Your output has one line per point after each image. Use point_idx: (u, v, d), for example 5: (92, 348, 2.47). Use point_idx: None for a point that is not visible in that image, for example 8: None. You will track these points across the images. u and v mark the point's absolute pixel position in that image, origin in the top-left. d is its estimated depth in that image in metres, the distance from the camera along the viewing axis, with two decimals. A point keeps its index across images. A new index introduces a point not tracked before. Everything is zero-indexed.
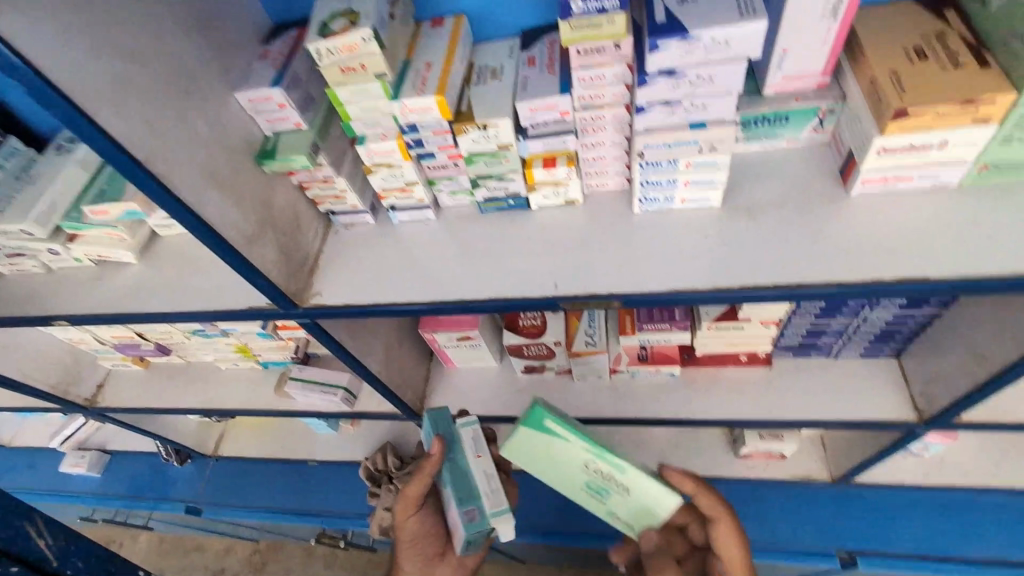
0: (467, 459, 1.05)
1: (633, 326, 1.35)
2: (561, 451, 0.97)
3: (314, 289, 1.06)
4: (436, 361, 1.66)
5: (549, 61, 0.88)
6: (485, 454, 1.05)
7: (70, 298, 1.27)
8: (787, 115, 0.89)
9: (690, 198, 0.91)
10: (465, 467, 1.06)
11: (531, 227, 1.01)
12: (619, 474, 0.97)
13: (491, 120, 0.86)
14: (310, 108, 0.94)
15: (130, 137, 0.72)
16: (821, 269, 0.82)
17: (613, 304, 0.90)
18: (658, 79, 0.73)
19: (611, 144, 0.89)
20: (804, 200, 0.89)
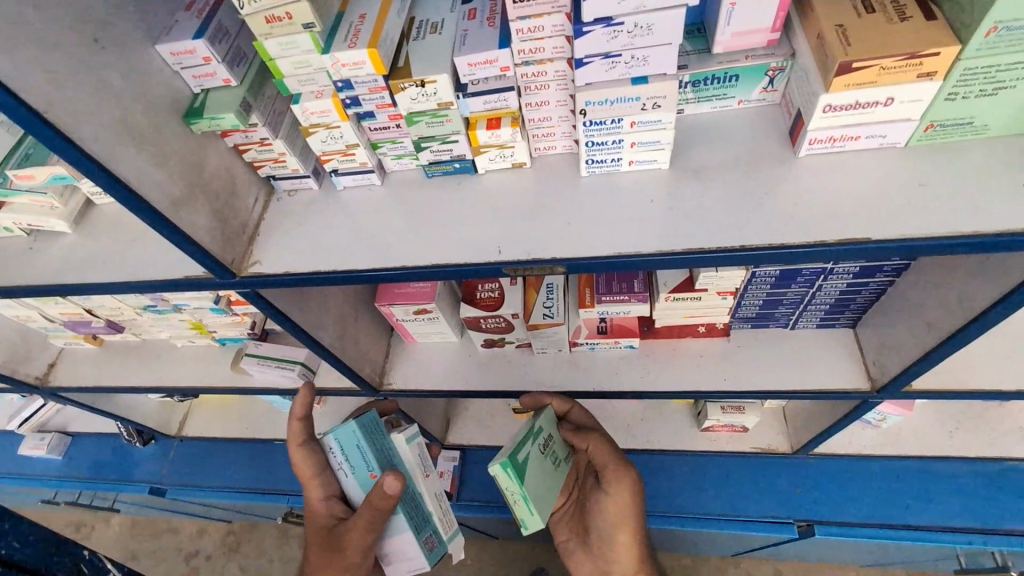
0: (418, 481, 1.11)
1: (592, 299, 1.34)
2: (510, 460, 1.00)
3: (254, 257, 1.01)
4: (396, 336, 1.63)
5: (490, 14, 0.83)
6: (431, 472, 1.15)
7: (1, 270, 1.21)
8: (736, 74, 0.86)
9: (638, 160, 0.88)
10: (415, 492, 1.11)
11: (479, 192, 0.98)
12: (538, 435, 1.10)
13: (428, 76, 0.81)
14: (239, 64, 0.89)
15: (28, 87, 0.67)
16: (766, 231, 0.81)
17: (558, 268, 0.88)
18: (595, 28, 0.70)
19: (555, 102, 0.86)
20: (754, 162, 0.87)
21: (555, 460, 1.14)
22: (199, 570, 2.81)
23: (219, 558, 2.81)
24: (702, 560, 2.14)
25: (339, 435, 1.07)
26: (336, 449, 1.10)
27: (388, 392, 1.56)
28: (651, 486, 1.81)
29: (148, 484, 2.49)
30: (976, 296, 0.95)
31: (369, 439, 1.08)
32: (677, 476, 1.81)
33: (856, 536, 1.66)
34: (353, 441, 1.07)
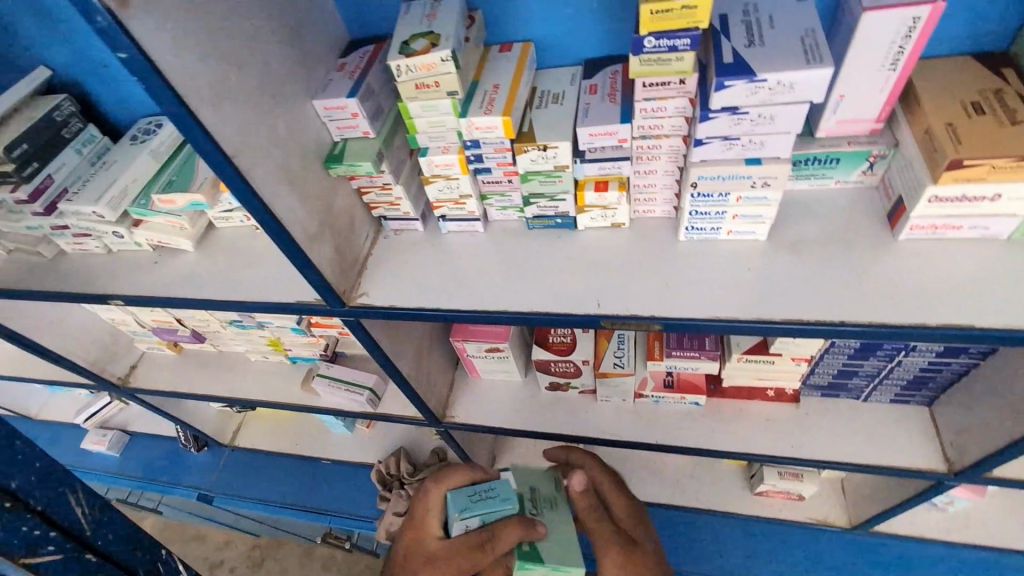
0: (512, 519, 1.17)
1: (662, 352, 1.38)
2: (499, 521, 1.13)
3: (362, 289, 1.10)
4: (461, 370, 1.69)
5: (610, 90, 0.92)
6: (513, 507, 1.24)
7: (126, 279, 1.33)
8: (838, 158, 0.91)
9: (736, 230, 0.94)
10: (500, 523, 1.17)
11: (577, 246, 1.05)
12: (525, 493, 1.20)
13: (551, 142, 0.89)
14: (378, 119, 1.00)
15: (223, 134, 0.77)
16: (865, 309, 0.84)
17: (653, 326, 0.93)
18: (720, 115, 0.75)
19: (663, 172, 0.93)
20: (851, 240, 0.91)
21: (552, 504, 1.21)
22: None
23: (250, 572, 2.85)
24: None
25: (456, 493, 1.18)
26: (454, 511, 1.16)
27: (450, 425, 1.60)
28: (700, 547, 1.78)
29: (196, 490, 2.58)
30: None
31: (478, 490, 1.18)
32: (726, 540, 1.78)
33: None
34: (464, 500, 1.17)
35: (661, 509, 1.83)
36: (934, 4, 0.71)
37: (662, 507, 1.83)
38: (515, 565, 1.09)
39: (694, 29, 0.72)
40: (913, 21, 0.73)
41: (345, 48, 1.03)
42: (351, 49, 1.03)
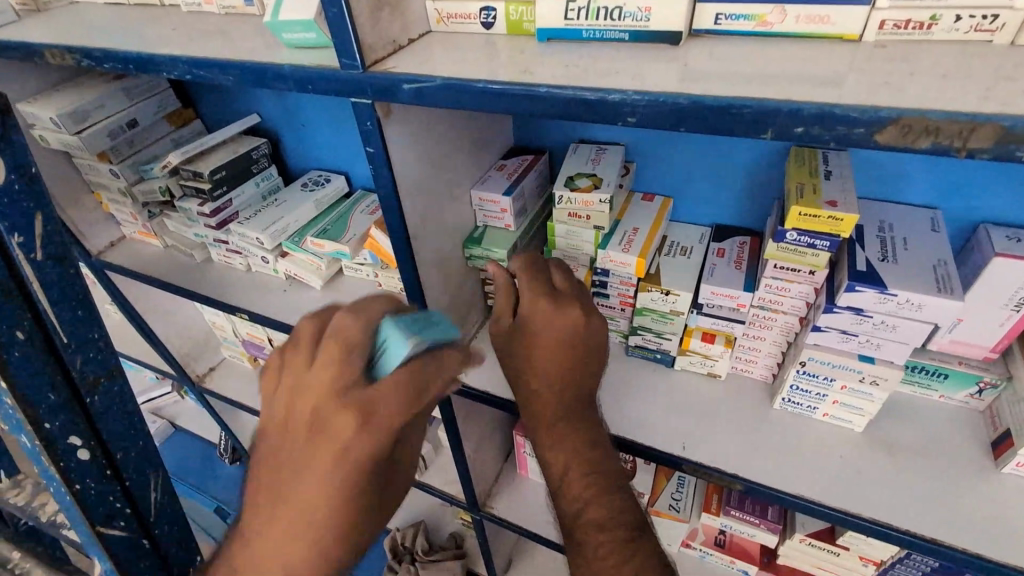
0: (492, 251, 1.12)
1: (719, 507, 1.35)
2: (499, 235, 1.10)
3: (461, 367, 1.19)
4: (510, 462, 1.71)
5: (737, 258, 1.02)
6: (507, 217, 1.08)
7: (256, 297, 1.50)
8: (947, 374, 0.94)
9: (833, 415, 0.96)
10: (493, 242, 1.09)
11: (669, 384, 1.10)
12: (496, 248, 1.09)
13: (674, 289, 0.99)
14: (520, 216, 1.11)
15: (412, 218, 0.92)
16: (957, 533, 0.82)
17: (733, 485, 0.94)
18: (844, 312, 0.82)
19: (771, 341, 0.99)
20: (950, 457, 0.92)
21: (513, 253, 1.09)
22: None
23: None
24: None
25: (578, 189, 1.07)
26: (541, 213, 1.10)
27: (487, 515, 1.60)
28: None
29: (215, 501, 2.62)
30: None
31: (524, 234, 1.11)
32: None
33: None
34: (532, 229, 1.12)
35: None
36: None
37: None
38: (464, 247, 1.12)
39: (836, 235, 0.79)
40: None
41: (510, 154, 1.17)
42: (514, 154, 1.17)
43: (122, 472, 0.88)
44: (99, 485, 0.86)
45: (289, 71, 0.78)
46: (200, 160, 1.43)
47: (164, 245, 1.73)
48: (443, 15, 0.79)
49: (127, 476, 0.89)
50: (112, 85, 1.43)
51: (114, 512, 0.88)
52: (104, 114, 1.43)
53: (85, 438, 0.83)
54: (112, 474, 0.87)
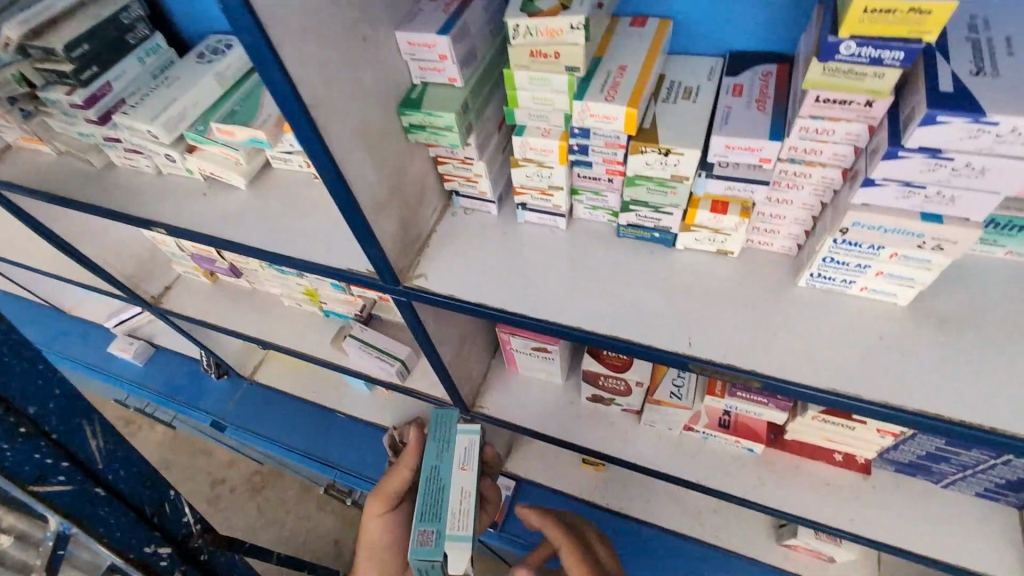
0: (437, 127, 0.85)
1: (724, 390, 1.25)
2: (439, 98, 0.83)
3: (419, 270, 0.98)
4: (498, 359, 1.58)
5: (758, 96, 0.76)
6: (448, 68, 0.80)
7: (172, 206, 1.25)
8: (1020, 225, 0.74)
9: (873, 289, 0.78)
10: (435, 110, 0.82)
11: (671, 268, 0.91)
12: (437, 117, 0.82)
13: (676, 147, 0.75)
14: (469, 65, 0.83)
15: (306, 78, 0.65)
16: (1022, 419, 0.68)
17: (750, 382, 0.79)
18: (914, 156, 0.60)
19: (800, 204, 0.77)
20: (1014, 327, 0.75)
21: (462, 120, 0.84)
22: (223, 500, 2.85)
23: (248, 497, 2.84)
24: None
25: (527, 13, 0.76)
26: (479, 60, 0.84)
27: (478, 415, 1.51)
28: None
29: (210, 416, 2.59)
30: None
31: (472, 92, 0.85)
32: None
33: None
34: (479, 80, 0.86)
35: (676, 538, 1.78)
36: None
37: (678, 536, 1.77)
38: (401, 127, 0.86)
39: (916, 40, 0.55)
40: None
41: None
42: None
43: (38, 425, 0.87)
44: (14, 444, 0.84)
45: None
46: (51, 33, 1.09)
47: (55, 152, 1.42)
48: None
49: (48, 425, 0.89)
50: None
51: (45, 468, 0.89)
52: None
53: None
54: (27, 429, 0.86)
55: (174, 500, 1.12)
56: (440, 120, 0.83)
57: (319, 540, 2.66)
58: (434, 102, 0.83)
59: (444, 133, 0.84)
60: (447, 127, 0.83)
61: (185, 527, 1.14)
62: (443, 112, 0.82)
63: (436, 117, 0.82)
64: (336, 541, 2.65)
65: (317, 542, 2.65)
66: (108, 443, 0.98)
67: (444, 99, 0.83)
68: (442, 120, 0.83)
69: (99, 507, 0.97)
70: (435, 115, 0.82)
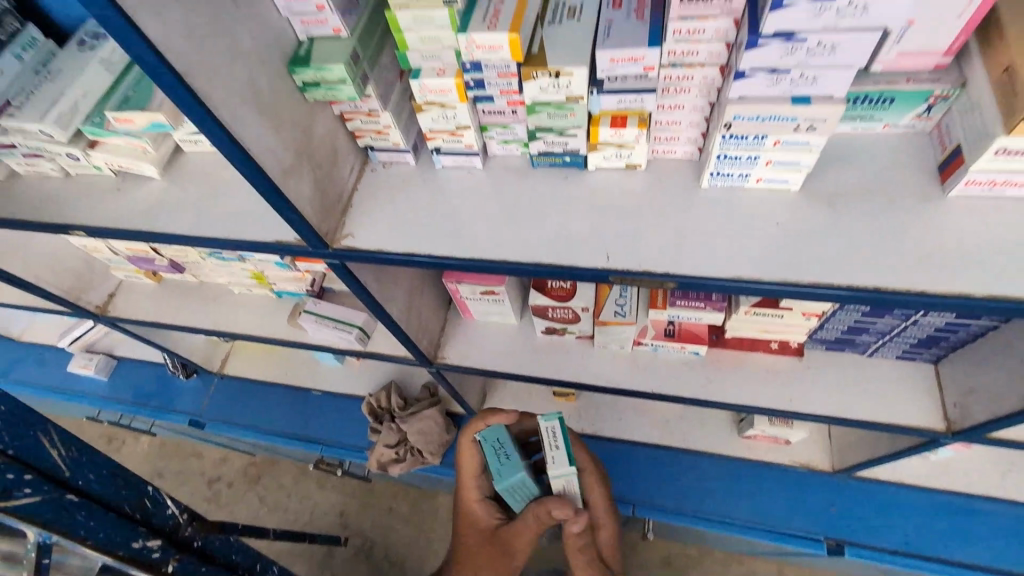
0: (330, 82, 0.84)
1: (665, 301, 1.31)
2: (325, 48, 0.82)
3: (347, 230, 0.99)
4: (454, 310, 1.61)
5: (637, 5, 0.78)
6: (328, 16, 0.79)
7: (87, 207, 1.21)
8: (892, 98, 0.79)
9: (768, 178, 0.83)
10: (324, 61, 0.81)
11: (587, 189, 0.94)
12: (326, 68, 0.81)
13: (565, 68, 0.77)
14: (351, 13, 0.82)
15: (175, 47, 0.64)
16: (900, 276, 0.76)
17: (667, 284, 0.84)
18: (772, 42, 0.63)
19: (691, 108, 0.80)
20: (893, 193, 0.82)
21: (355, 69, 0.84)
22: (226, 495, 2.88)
23: (242, 488, 2.88)
24: (709, 554, 2.23)
25: None
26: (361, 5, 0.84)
27: (443, 367, 1.55)
28: (683, 484, 1.88)
29: (187, 416, 2.58)
30: None
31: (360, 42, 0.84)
32: (710, 477, 1.88)
33: (885, 561, 1.71)
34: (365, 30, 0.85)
35: (648, 449, 1.92)
36: None
37: (649, 447, 1.91)
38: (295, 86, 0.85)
39: None
40: None
41: None
42: None
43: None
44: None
45: None
46: None
47: None
48: None
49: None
50: None
51: (8, 484, 0.82)
52: None
53: None
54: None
55: (154, 493, 1.07)
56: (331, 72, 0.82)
57: (320, 516, 2.74)
58: (323, 55, 0.82)
59: (339, 84, 0.84)
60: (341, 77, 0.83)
61: (171, 517, 1.10)
62: (333, 63, 0.81)
63: (326, 69, 0.81)
64: (342, 513, 2.73)
65: (320, 517, 2.73)
66: (70, 449, 0.93)
67: (330, 49, 0.82)
68: (333, 73, 0.82)
69: (76, 513, 0.91)
70: (324, 67, 0.81)
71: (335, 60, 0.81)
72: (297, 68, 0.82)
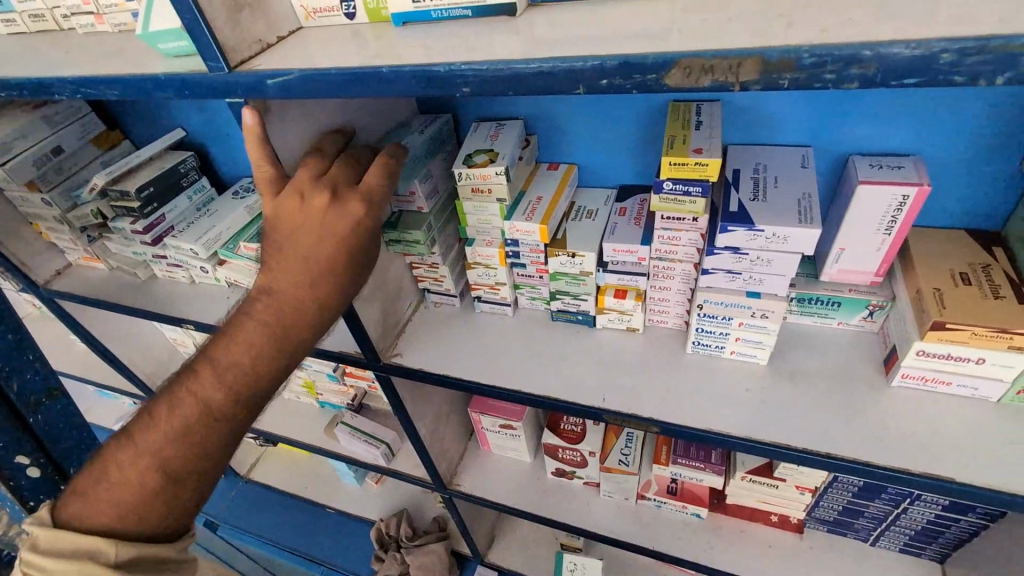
0: (410, 244, 1.15)
1: (667, 457, 1.41)
2: (410, 220, 1.14)
3: (397, 350, 1.23)
4: (474, 441, 1.75)
5: (637, 214, 1.06)
6: (418, 200, 1.11)
7: (201, 308, 1.52)
8: (840, 301, 1.00)
9: (739, 351, 1.02)
10: (409, 229, 1.12)
11: (593, 343, 1.15)
12: (408, 233, 1.12)
13: (578, 250, 1.03)
14: (432, 198, 1.14)
15: None
16: (852, 448, 0.88)
17: (652, 429, 1.00)
18: (724, 252, 0.87)
19: (676, 290, 1.04)
20: (846, 378, 0.97)
21: (429, 236, 1.14)
22: None
23: None
24: None
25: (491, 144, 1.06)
26: (441, 194, 1.17)
27: (455, 493, 1.64)
28: None
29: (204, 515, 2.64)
30: None
31: (435, 218, 1.15)
32: None
33: None
34: (441, 210, 1.18)
35: None
36: (919, 186, 0.82)
37: None
38: (384, 241, 1.16)
39: (706, 180, 0.84)
40: (902, 198, 0.84)
41: None
42: None
43: None
44: None
45: (168, 80, 0.83)
46: (127, 179, 1.44)
47: (110, 268, 1.72)
48: (310, 11, 0.85)
49: None
50: (29, 114, 1.43)
51: None
52: (27, 143, 1.43)
53: (34, 455, 0.87)
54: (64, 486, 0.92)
55: None
56: (412, 236, 1.13)
57: None
58: (410, 223, 1.13)
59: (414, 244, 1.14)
60: (417, 240, 1.13)
61: None
62: (413, 230, 1.12)
63: (408, 234, 1.12)
64: None
65: None
66: None
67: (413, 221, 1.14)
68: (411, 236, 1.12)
69: None
70: (406, 233, 1.12)
71: (416, 228, 1.12)
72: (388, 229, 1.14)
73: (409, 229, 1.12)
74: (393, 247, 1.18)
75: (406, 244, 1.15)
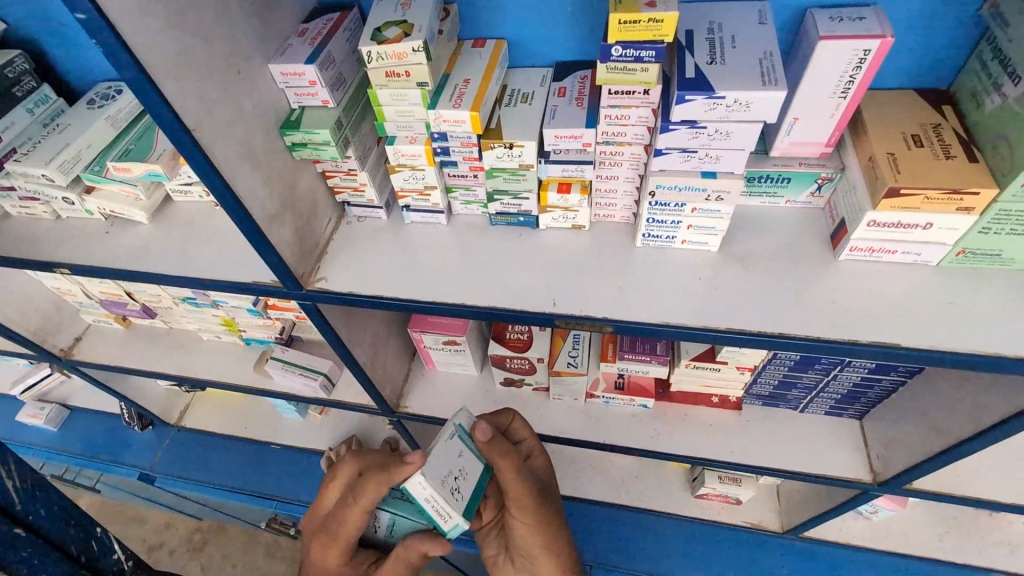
0: (319, 146, 0.96)
1: (614, 354, 1.41)
2: (314, 118, 0.95)
3: (320, 274, 1.08)
4: (418, 361, 1.68)
5: (578, 95, 0.94)
6: (320, 90, 0.92)
7: (74, 247, 1.27)
8: (789, 177, 0.96)
9: (691, 239, 0.97)
10: (314, 127, 0.94)
11: (538, 245, 1.06)
12: (314, 133, 0.94)
13: (517, 140, 0.91)
14: (338, 88, 0.96)
15: (187, 108, 0.75)
16: (806, 326, 0.87)
17: (607, 328, 0.95)
18: (680, 128, 0.79)
19: (624, 179, 0.95)
20: (795, 257, 0.96)
21: (340, 134, 0.97)
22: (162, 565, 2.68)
23: (185, 556, 2.70)
24: None
25: (405, 12, 0.88)
26: (349, 88, 0.99)
27: (404, 415, 1.59)
28: (640, 544, 1.88)
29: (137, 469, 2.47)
30: (985, 411, 1.03)
31: (346, 114, 0.98)
32: (667, 538, 1.88)
33: None
34: (352, 106, 1.00)
35: (606, 509, 1.92)
36: (882, 39, 0.75)
37: (606, 506, 1.92)
38: (286, 147, 0.97)
39: (660, 41, 0.74)
40: (863, 53, 0.78)
41: (308, 15, 0.99)
42: (316, 16, 0.99)
43: None
44: None
45: None
46: None
47: None
48: None
49: None
50: None
51: None
52: None
53: None
54: None
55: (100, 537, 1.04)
56: (319, 135, 0.94)
57: None
58: (315, 122, 0.95)
59: (323, 146, 0.96)
60: (326, 141, 0.95)
61: None
62: (320, 128, 0.93)
63: (314, 134, 0.94)
64: None
65: None
66: None
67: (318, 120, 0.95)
68: (319, 136, 0.94)
69: None
70: (311, 132, 0.94)
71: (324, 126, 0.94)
72: (288, 130, 0.94)
73: (314, 128, 0.94)
74: (298, 155, 0.99)
75: (313, 148, 0.96)
